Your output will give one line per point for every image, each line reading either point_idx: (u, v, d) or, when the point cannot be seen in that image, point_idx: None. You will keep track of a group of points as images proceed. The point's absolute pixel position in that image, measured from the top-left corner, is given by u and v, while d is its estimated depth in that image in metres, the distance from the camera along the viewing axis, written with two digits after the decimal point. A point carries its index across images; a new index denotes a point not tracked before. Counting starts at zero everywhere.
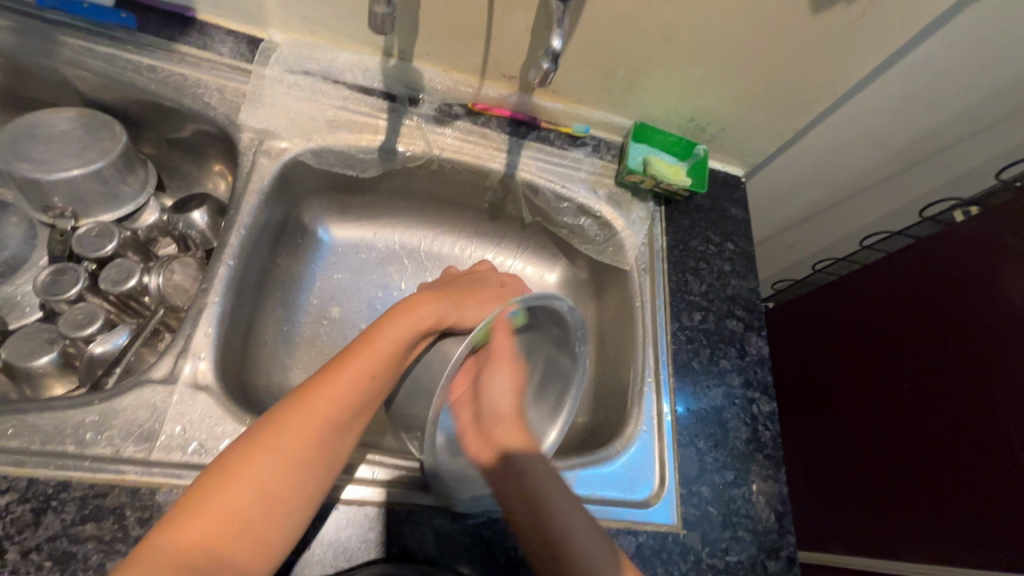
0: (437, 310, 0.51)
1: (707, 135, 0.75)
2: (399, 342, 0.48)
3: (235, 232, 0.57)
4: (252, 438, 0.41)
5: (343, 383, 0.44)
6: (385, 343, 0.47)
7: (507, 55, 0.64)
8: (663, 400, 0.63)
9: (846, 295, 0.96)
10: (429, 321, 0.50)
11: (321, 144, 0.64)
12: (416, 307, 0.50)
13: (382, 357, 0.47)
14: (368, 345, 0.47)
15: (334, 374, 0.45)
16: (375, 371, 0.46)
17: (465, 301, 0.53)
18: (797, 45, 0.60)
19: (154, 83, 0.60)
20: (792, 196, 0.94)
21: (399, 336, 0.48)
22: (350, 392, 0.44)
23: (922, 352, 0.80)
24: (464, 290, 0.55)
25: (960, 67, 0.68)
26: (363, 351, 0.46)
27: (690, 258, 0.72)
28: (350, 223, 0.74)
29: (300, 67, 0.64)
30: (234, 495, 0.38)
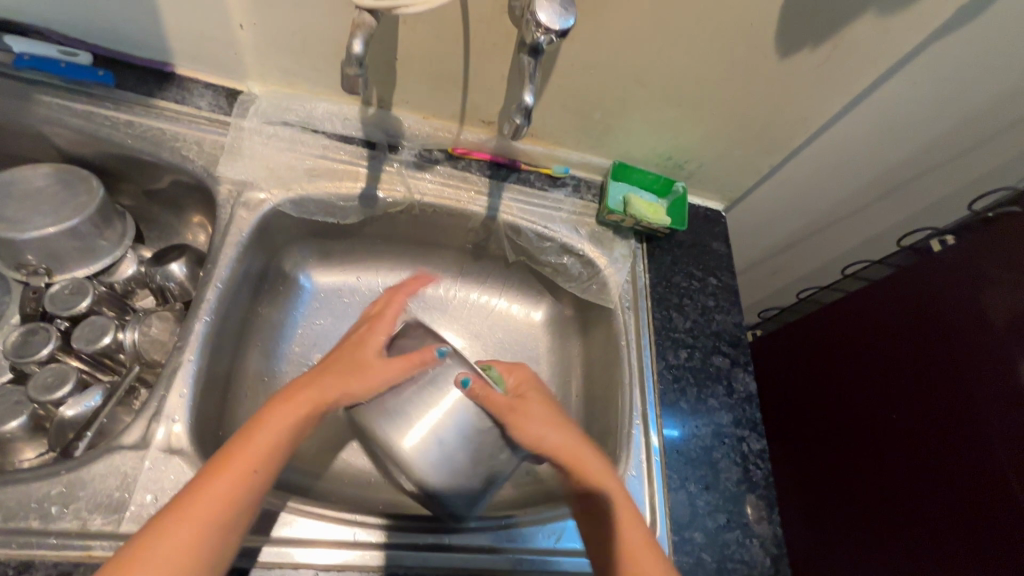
0: (314, 395, 0.50)
1: (685, 172, 0.76)
2: (278, 434, 0.46)
3: (212, 286, 0.57)
4: (125, 552, 0.38)
5: (224, 484, 0.42)
6: (265, 433, 0.46)
7: (485, 102, 0.65)
8: (653, 442, 0.62)
9: (830, 323, 0.97)
10: (311, 405, 0.49)
11: (301, 193, 0.63)
12: (295, 396, 0.49)
13: (262, 453, 0.45)
14: (247, 441, 0.45)
15: (213, 476, 0.42)
16: (257, 465, 0.44)
17: (339, 371, 0.52)
18: (767, 88, 0.62)
19: (132, 138, 0.60)
20: (773, 225, 0.95)
21: (282, 426, 0.47)
22: (231, 492, 0.42)
23: (910, 381, 0.80)
24: (343, 360, 0.53)
25: (926, 103, 0.70)
26: (242, 447, 0.44)
27: (674, 294, 0.72)
28: (331, 269, 0.74)
29: (279, 118, 0.65)
30: None
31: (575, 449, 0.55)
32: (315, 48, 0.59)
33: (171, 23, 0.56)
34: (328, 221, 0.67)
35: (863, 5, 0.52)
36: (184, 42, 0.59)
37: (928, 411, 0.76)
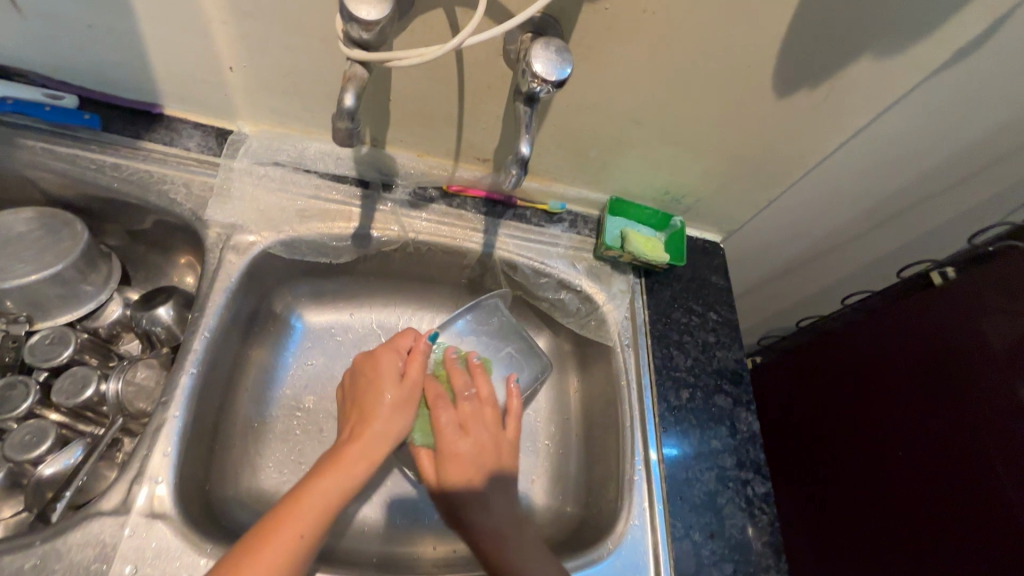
0: (360, 448, 0.52)
1: (682, 207, 0.75)
2: (328, 497, 0.48)
3: (200, 335, 0.55)
4: None
5: (273, 555, 0.43)
6: (312, 498, 0.47)
7: (480, 140, 0.64)
8: (654, 466, 0.61)
9: (830, 351, 0.96)
10: (361, 466, 0.51)
11: (292, 235, 0.62)
12: (342, 458, 0.51)
13: (313, 516, 0.46)
14: (299, 506, 0.46)
15: (263, 544, 0.43)
16: (303, 531, 0.45)
17: (374, 416, 0.54)
18: (764, 127, 0.61)
19: (118, 181, 0.58)
20: (771, 253, 0.94)
21: (329, 493, 0.48)
22: (279, 560, 0.43)
23: (913, 413, 0.79)
24: (371, 400, 0.55)
25: (923, 138, 0.70)
26: (290, 514, 0.46)
27: (674, 331, 0.71)
28: (324, 308, 0.72)
29: (270, 158, 0.64)
30: None
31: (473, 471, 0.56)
32: (307, 90, 0.58)
33: (160, 66, 0.55)
34: (320, 261, 0.66)
35: (859, 49, 0.52)
36: (173, 84, 0.58)
37: (935, 446, 0.75)
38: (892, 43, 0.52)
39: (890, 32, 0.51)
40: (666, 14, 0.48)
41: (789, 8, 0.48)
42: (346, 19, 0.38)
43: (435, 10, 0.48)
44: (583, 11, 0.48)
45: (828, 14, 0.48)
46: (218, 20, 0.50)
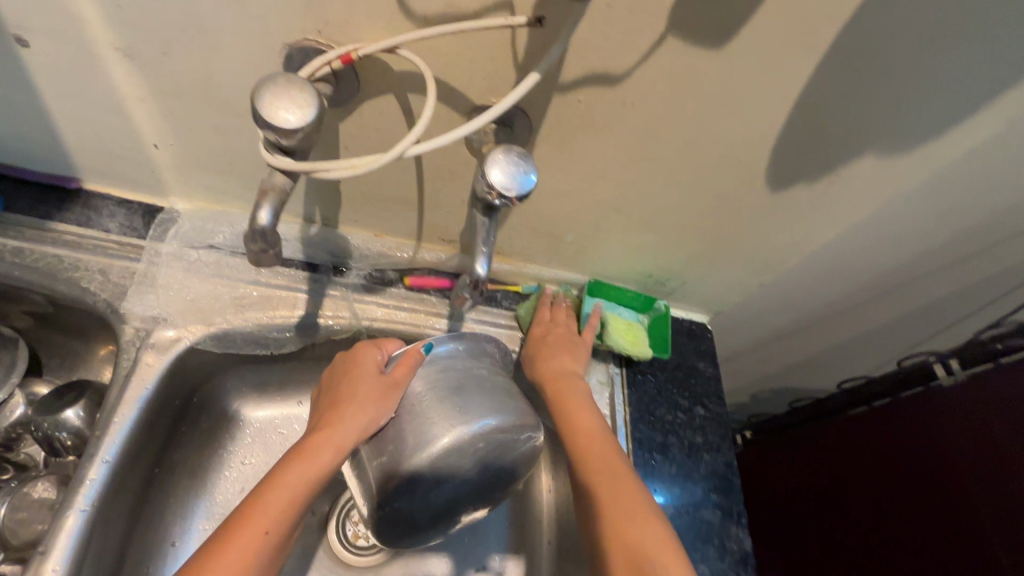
0: (331, 436, 0.43)
1: (667, 289, 0.69)
2: (297, 486, 0.41)
3: (98, 462, 0.46)
4: None
5: (234, 556, 0.37)
6: (275, 494, 0.40)
7: (443, 222, 0.57)
8: None
9: (838, 436, 0.90)
10: (328, 457, 0.42)
11: (224, 328, 0.54)
12: (314, 443, 0.42)
13: (277, 511, 0.40)
14: (262, 498, 0.40)
15: (224, 546, 0.38)
16: (269, 526, 0.39)
17: (347, 399, 0.44)
18: (755, 217, 0.56)
19: (19, 268, 0.50)
20: (763, 329, 0.88)
21: (295, 487, 0.41)
22: (241, 562, 0.37)
23: (922, 523, 0.73)
24: (346, 386, 0.45)
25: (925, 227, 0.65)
26: (255, 509, 0.39)
27: (658, 434, 0.63)
28: (268, 398, 0.63)
29: (204, 241, 0.57)
30: None
31: (583, 408, 0.53)
32: (244, 170, 0.51)
33: (72, 140, 0.49)
34: (260, 352, 0.58)
35: (861, 146, 0.47)
36: (89, 159, 0.51)
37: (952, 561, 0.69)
38: (897, 141, 0.47)
39: (895, 131, 0.46)
40: (647, 106, 0.42)
41: (785, 105, 0.43)
42: (260, 124, 0.32)
43: (384, 96, 0.42)
44: (553, 101, 0.42)
45: (828, 111, 0.43)
46: (134, 96, 0.44)
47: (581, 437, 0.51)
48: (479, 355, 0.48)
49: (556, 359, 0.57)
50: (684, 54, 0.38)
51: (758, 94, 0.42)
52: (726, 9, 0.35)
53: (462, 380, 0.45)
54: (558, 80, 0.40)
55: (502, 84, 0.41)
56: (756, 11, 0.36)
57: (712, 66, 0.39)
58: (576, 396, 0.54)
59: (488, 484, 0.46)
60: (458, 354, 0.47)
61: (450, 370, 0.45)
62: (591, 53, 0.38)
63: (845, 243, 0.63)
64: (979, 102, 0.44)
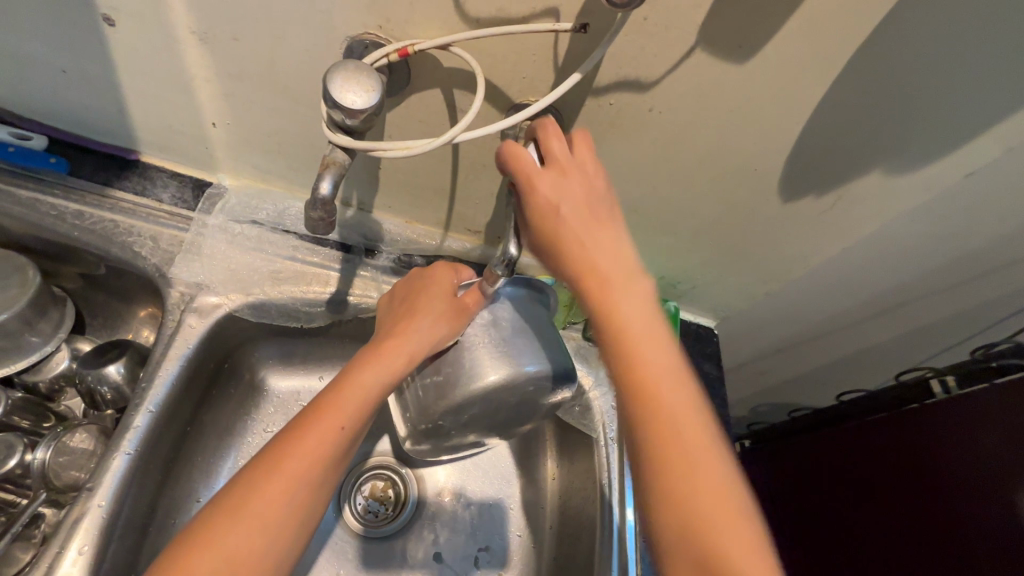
0: (402, 346, 0.46)
1: (678, 292, 0.72)
2: (367, 389, 0.45)
3: (143, 410, 0.50)
4: (223, 502, 0.39)
5: (316, 437, 0.42)
6: (353, 392, 0.45)
7: (472, 213, 0.61)
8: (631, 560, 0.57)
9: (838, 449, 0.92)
10: (399, 365, 0.46)
11: (261, 298, 0.58)
12: (383, 352, 0.46)
13: (352, 407, 0.44)
14: (337, 396, 0.44)
15: (303, 434, 0.42)
16: (345, 422, 0.44)
17: (420, 314, 0.47)
18: (767, 226, 0.59)
19: (78, 230, 0.54)
20: (769, 341, 0.90)
21: (368, 389, 0.45)
22: (316, 450, 0.42)
23: (921, 535, 0.75)
24: (419, 302, 0.48)
25: (936, 252, 0.67)
26: (331, 405, 0.44)
27: None
28: (294, 369, 0.66)
29: (248, 217, 0.61)
30: (207, 564, 0.36)
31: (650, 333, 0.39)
32: (292, 152, 0.55)
33: (139, 114, 0.52)
34: (291, 325, 0.61)
35: (869, 162, 0.51)
36: (150, 133, 0.55)
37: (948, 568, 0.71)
38: (903, 161, 0.50)
39: (901, 151, 0.49)
40: (673, 114, 0.46)
41: (799, 119, 0.46)
42: (328, 104, 0.36)
43: (430, 90, 0.46)
44: (586, 103, 0.46)
45: (838, 128, 0.47)
46: (202, 77, 0.48)
47: (649, 391, 0.37)
48: (536, 301, 0.50)
49: (601, 256, 0.40)
50: (710, 67, 0.42)
51: (774, 108, 0.45)
52: (751, 29, 0.39)
53: (520, 323, 0.48)
54: (593, 84, 0.44)
55: (540, 84, 0.45)
56: (777, 32, 0.39)
57: (734, 79, 0.43)
58: (642, 320, 0.39)
59: (512, 418, 0.51)
60: (519, 298, 0.49)
61: (509, 312, 0.48)
62: (625, 61, 0.42)
63: (851, 258, 0.66)
64: (981, 129, 0.47)
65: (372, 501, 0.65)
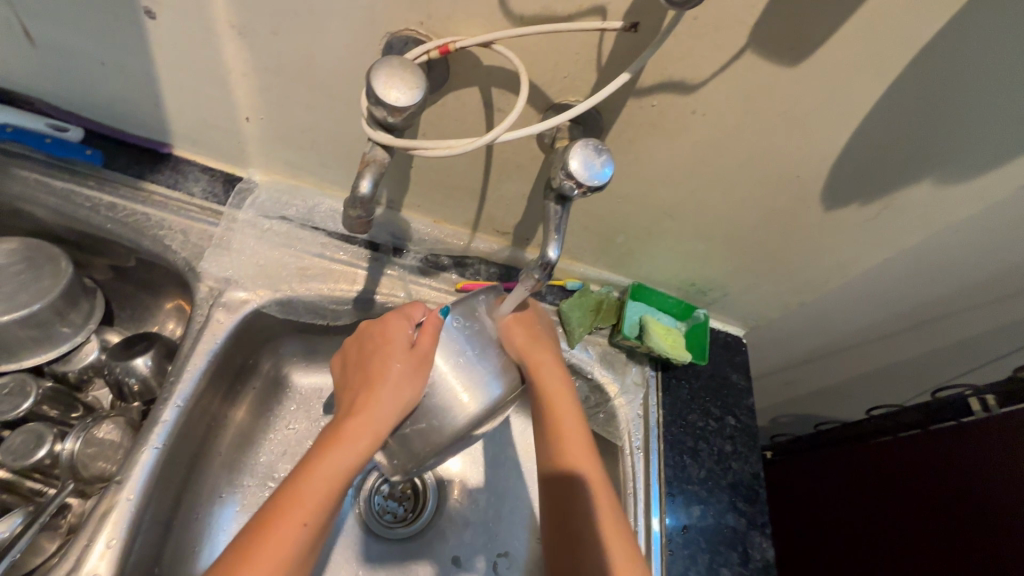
0: (366, 423, 0.43)
1: (708, 299, 0.71)
2: (335, 473, 0.42)
3: (171, 405, 0.50)
4: None
5: (286, 528, 0.40)
6: (317, 479, 0.42)
7: (501, 214, 0.60)
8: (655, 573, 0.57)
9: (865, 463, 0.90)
10: (367, 442, 0.43)
11: (288, 295, 0.58)
12: (346, 432, 0.44)
13: (319, 496, 0.41)
14: (300, 488, 0.41)
15: (264, 537, 0.39)
16: (313, 511, 0.41)
17: (379, 384, 0.44)
18: (805, 235, 0.57)
19: (111, 222, 0.55)
20: (797, 352, 0.88)
21: (336, 474, 0.42)
22: (282, 555, 0.39)
23: (951, 555, 0.73)
24: (376, 369, 0.45)
25: (981, 265, 0.64)
26: (290, 503, 0.41)
27: (689, 438, 0.65)
28: (318, 367, 0.66)
29: (278, 212, 0.60)
30: None
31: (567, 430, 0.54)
32: (325, 148, 0.55)
33: (173, 108, 0.53)
34: (317, 322, 0.61)
35: (919, 171, 0.49)
36: (184, 126, 0.55)
37: None
38: (955, 169, 0.48)
39: (953, 160, 0.47)
40: (717, 117, 0.45)
41: (848, 125, 0.45)
42: (371, 101, 0.35)
43: (468, 88, 0.45)
44: (628, 105, 0.44)
45: (888, 135, 0.45)
46: (238, 72, 0.47)
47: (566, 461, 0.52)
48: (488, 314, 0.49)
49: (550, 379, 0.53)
50: (760, 68, 0.40)
51: (824, 113, 0.44)
52: (806, 31, 0.38)
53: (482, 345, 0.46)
54: (636, 85, 0.42)
55: (582, 84, 0.43)
56: (833, 34, 0.38)
57: (784, 82, 0.41)
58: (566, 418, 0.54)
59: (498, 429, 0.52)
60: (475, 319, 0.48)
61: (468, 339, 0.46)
62: (671, 62, 0.40)
63: (891, 269, 0.63)
64: None
65: (390, 502, 0.65)
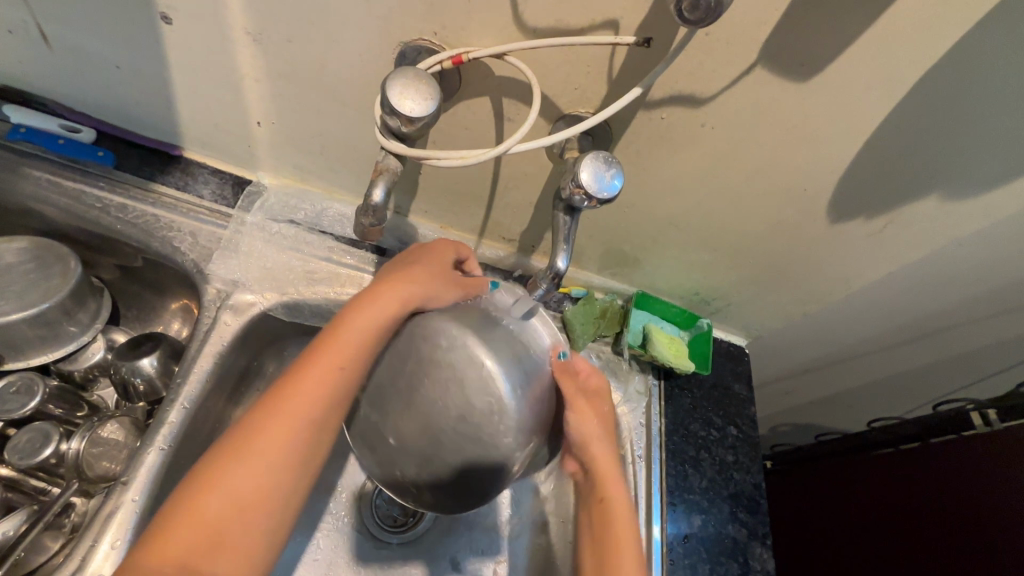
0: (398, 293, 0.45)
1: (712, 308, 0.71)
2: (362, 332, 0.44)
3: (176, 407, 0.50)
4: (226, 445, 0.40)
5: (315, 374, 0.42)
6: (349, 335, 0.43)
7: (508, 221, 0.60)
8: None
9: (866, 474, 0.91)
10: (397, 308, 0.45)
11: (295, 298, 0.58)
12: (380, 295, 0.45)
13: (348, 351, 0.43)
14: (334, 339, 0.43)
15: (294, 386, 0.42)
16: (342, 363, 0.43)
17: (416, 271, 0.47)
18: (810, 247, 0.58)
19: (121, 223, 0.55)
20: (799, 363, 0.88)
21: (366, 330, 0.44)
22: (310, 399, 0.42)
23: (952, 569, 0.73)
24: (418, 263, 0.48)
25: (983, 282, 0.65)
26: (325, 350, 0.43)
27: (691, 447, 0.65)
28: None
29: (286, 216, 0.61)
30: (213, 508, 0.37)
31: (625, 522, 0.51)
32: (335, 153, 0.55)
33: (185, 111, 0.53)
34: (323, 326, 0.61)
35: (925, 188, 0.49)
36: (196, 129, 0.55)
37: None
38: (960, 187, 0.49)
39: (960, 175, 0.48)
40: (725, 130, 0.45)
41: (856, 140, 0.45)
42: (386, 110, 0.36)
43: (479, 99, 0.45)
44: (638, 117, 0.45)
45: (895, 151, 0.46)
46: (252, 77, 0.48)
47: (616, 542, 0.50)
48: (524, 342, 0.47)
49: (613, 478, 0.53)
50: (770, 84, 0.41)
51: (831, 129, 0.44)
52: (816, 47, 0.38)
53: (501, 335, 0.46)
54: (646, 98, 0.43)
55: (592, 96, 0.44)
56: (842, 53, 0.38)
57: (792, 98, 0.42)
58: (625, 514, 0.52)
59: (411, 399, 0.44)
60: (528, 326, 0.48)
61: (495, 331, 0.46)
62: (682, 76, 0.41)
63: (894, 282, 0.64)
64: None
65: (391, 506, 0.65)
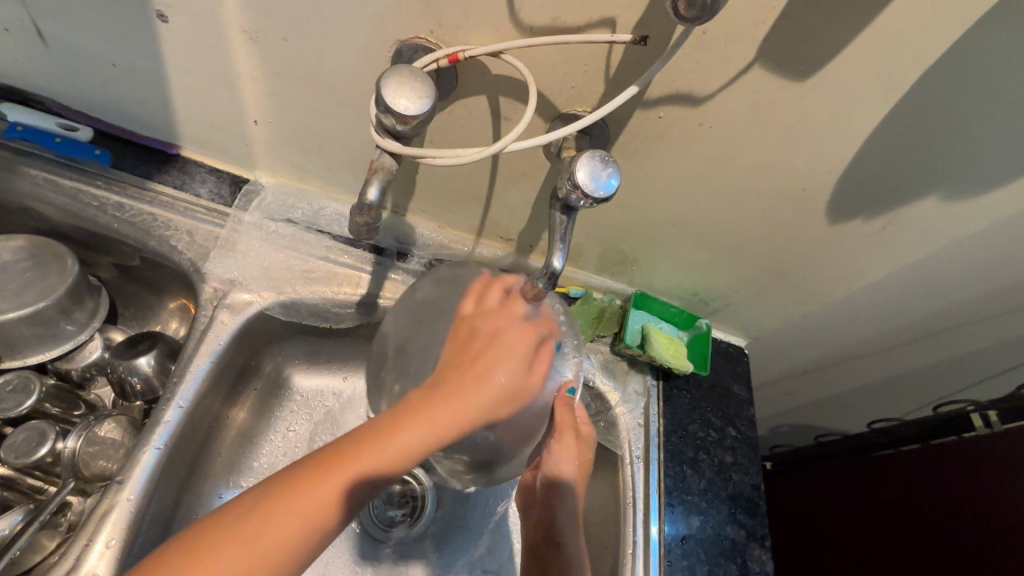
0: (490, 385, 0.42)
1: (710, 308, 0.71)
2: (434, 438, 0.39)
3: (173, 406, 0.50)
4: (266, 497, 0.35)
5: (387, 453, 0.38)
6: (434, 422, 0.39)
7: (505, 221, 0.60)
8: None
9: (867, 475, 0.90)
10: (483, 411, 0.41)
11: (293, 297, 0.58)
12: (473, 382, 0.42)
13: (423, 443, 0.39)
14: (417, 417, 0.39)
15: (361, 452, 0.37)
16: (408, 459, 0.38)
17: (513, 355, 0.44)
18: (809, 247, 0.57)
19: (119, 221, 0.55)
20: (799, 364, 0.88)
21: (449, 427, 0.40)
22: (367, 479, 0.37)
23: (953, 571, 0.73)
24: (519, 342, 0.44)
25: (984, 282, 0.64)
26: (402, 431, 0.38)
27: (689, 448, 0.65)
28: (319, 369, 0.66)
29: (284, 215, 0.61)
30: (227, 567, 0.33)
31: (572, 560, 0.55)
32: (332, 153, 0.55)
33: (182, 110, 0.53)
34: (320, 325, 0.61)
35: (924, 188, 0.49)
36: (194, 128, 0.55)
37: None
38: (960, 187, 0.48)
39: (960, 175, 0.47)
40: (723, 129, 0.45)
41: (855, 140, 0.45)
42: (381, 109, 0.36)
43: (476, 98, 0.45)
44: (635, 116, 0.45)
45: (894, 151, 0.45)
46: (249, 76, 0.48)
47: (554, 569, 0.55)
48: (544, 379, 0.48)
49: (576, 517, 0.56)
50: (767, 83, 0.40)
51: (830, 128, 0.44)
52: (813, 46, 0.38)
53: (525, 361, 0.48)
54: (643, 97, 0.43)
55: (589, 95, 0.44)
56: (840, 52, 0.38)
57: (790, 97, 0.41)
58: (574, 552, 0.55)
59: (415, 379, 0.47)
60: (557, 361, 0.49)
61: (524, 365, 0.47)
62: (678, 75, 0.41)
63: (894, 283, 0.63)
64: None
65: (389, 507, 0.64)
